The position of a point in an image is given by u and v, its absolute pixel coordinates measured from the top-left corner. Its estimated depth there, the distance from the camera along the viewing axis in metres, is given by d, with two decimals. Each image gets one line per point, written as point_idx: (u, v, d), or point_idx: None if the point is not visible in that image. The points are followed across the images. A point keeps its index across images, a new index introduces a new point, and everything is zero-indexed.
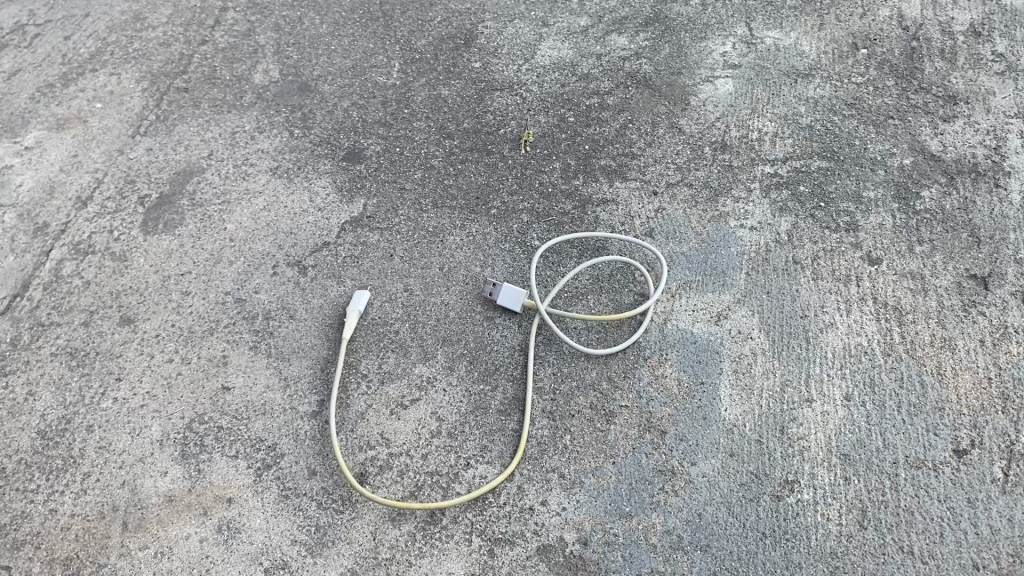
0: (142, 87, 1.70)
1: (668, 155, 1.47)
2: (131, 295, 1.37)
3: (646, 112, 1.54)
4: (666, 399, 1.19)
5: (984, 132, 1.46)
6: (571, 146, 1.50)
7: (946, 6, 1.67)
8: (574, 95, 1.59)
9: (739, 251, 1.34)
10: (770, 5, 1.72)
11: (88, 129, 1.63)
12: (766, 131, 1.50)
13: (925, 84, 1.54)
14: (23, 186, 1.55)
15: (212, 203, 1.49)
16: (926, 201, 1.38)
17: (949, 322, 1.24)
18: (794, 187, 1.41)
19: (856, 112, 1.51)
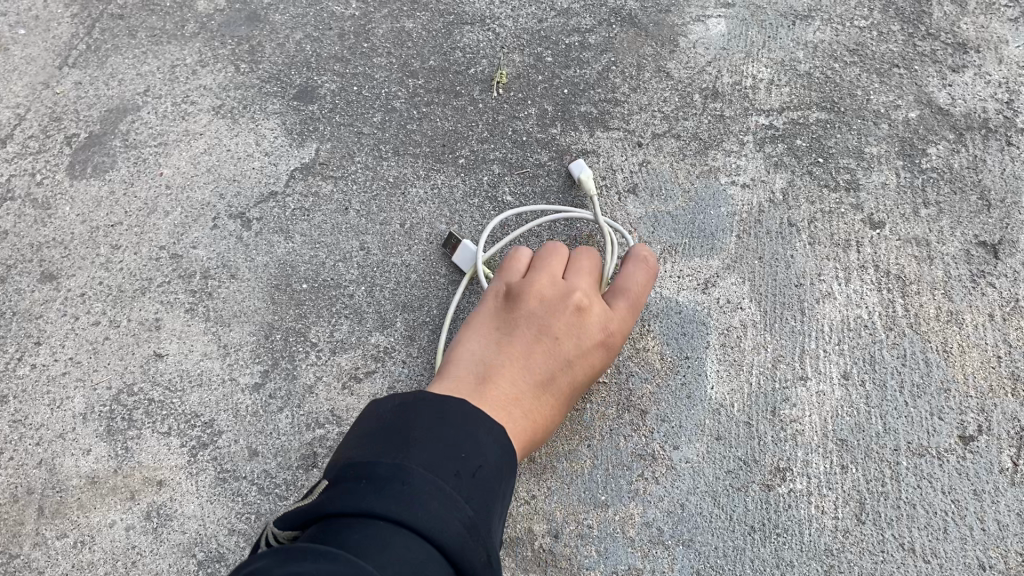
0: (71, 12, 1.52)
1: (653, 103, 1.34)
2: (53, 247, 1.23)
3: (631, 53, 1.40)
4: (648, 374, 1.08)
5: (995, 85, 1.34)
6: (548, 90, 1.36)
7: None
8: (552, 32, 1.44)
9: (728, 211, 1.22)
10: None
11: (9, 58, 1.47)
12: (761, 78, 1.37)
13: (934, 29, 1.42)
14: None
15: (148, 144, 1.34)
16: (933, 158, 1.27)
17: (956, 293, 1.14)
18: (790, 141, 1.29)
19: (859, 59, 1.38)
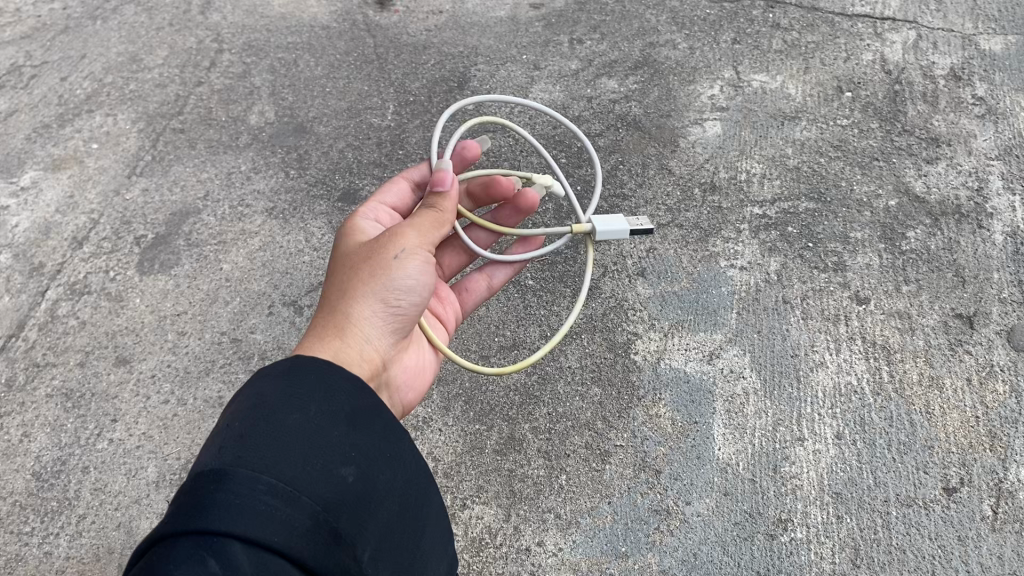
0: (138, 128, 1.72)
1: (658, 197, 1.50)
2: (126, 335, 1.38)
3: (636, 153, 1.57)
4: (661, 438, 1.21)
5: (966, 175, 1.50)
6: (563, 187, 1.53)
7: (926, 51, 1.72)
8: (566, 136, 1.61)
9: (729, 291, 1.36)
10: (756, 49, 1.75)
11: (84, 170, 1.65)
12: (754, 172, 1.52)
13: (909, 127, 1.58)
14: (19, 227, 1.57)
15: (209, 243, 1.50)
16: (911, 241, 1.41)
17: (936, 360, 1.26)
18: (783, 228, 1.44)
19: (843, 154, 1.54)
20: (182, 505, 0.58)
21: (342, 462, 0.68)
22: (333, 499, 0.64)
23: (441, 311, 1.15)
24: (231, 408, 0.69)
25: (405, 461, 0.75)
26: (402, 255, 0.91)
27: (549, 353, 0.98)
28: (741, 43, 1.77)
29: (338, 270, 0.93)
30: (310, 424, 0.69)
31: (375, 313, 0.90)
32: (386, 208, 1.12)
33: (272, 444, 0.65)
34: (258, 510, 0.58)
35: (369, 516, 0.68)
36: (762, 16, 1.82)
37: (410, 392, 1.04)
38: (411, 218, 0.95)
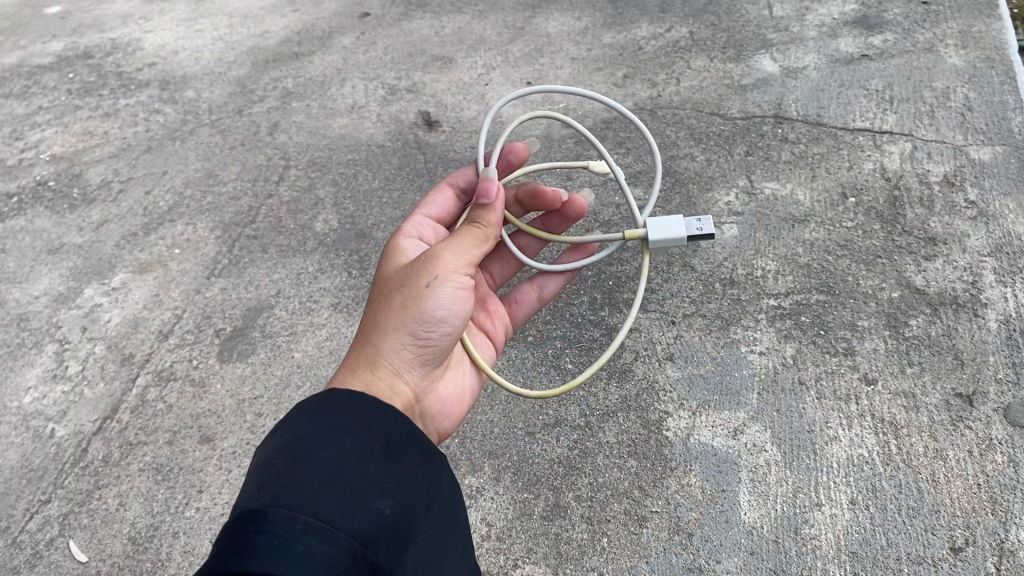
0: (216, 235, 1.93)
1: (683, 291, 1.67)
2: (209, 416, 1.55)
3: (662, 253, 1.76)
4: (692, 504, 1.34)
5: (961, 269, 1.66)
6: (597, 281, 1.71)
7: (922, 160, 1.91)
8: (597, 237, 1.81)
9: (750, 373, 1.52)
10: (767, 160, 1.95)
11: (168, 271, 1.85)
12: (769, 269, 1.70)
13: (908, 227, 1.76)
14: (111, 322, 1.76)
15: (281, 334, 1.68)
16: (914, 328, 1.56)
17: (940, 434, 1.40)
18: (796, 317, 1.60)
19: (849, 252, 1.72)
20: (228, 543, 0.70)
21: (378, 497, 0.79)
22: (369, 530, 0.75)
23: (493, 329, 1.36)
24: (279, 441, 0.82)
25: (430, 494, 0.86)
26: (433, 286, 1.06)
27: (590, 377, 1.16)
28: (753, 156, 1.97)
29: (375, 301, 1.10)
30: (342, 460, 0.80)
31: (403, 342, 1.06)
32: (430, 226, 1.31)
33: (308, 482, 0.75)
34: (294, 550, 0.68)
35: (405, 544, 0.79)
36: (771, 131, 2.03)
37: (449, 415, 1.19)
38: (446, 246, 1.09)
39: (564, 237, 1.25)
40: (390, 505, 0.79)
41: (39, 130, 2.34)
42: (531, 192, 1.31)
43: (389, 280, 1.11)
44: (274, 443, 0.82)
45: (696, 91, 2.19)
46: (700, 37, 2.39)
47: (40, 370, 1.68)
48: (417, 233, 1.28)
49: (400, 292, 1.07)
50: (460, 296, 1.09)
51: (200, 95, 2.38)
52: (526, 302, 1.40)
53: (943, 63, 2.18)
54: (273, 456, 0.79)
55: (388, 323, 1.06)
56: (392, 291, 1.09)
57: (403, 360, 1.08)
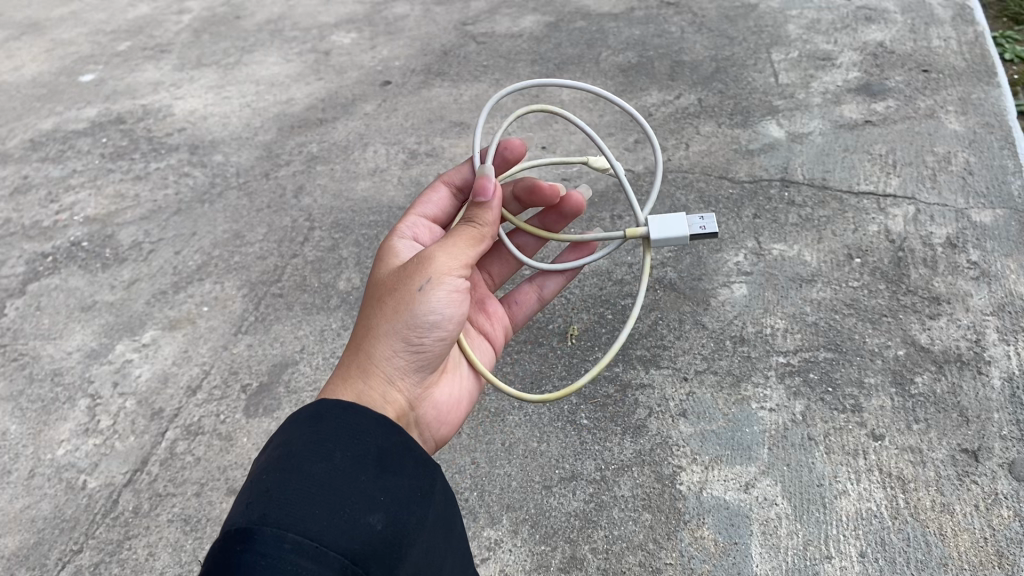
0: (243, 293, 2.00)
1: (694, 348, 1.73)
2: (236, 468, 1.60)
3: (673, 311, 1.82)
4: (705, 556, 1.38)
5: (965, 328, 1.71)
6: (610, 339, 1.78)
7: (925, 222, 1.97)
8: (611, 295, 1.88)
9: (760, 429, 1.56)
10: (775, 222, 2.02)
11: (197, 328, 1.92)
12: (778, 327, 1.75)
13: (912, 287, 1.82)
14: (142, 377, 1.82)
15: (305, 388, 1.74)
16: (919, 385, 1.61)
17: (947, 488, 1.44)
18: (805, 375, 1.65)
19: (855, 311, 1.77)
20: (219, 561, 0.73)
21: (369, 512, 0.82)
22: (358, 546, 0.78)
23: (491, 332, 1.43)
24: (271, 452, 0.85)
25: (423, 504, 0.90)
26: (423, 291, 1.09)
27: (592, 378, 1.18)
28: (761, 217, 2.04)
29: (367, 306, 1.14)
30: (337, 471, 0.83)
31: (397, 348, 1.10)
32: (427, 228, 1.36)
33: (299, 496, 0.78)
34: (281, 570, 0.72)
35: (395, 557, 0.82)
36: (778, 194, 2.11)
37: (445, 419, 1.24)
38: (437, 251, 1.12)
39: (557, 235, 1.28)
40: (379, 519, 0.82)
41: (73, 192, 2.44)
42: (527, 187, 1.35)
43: (382, 284, 1.15)
44: (267, 453, 0.85)
45: (705, 155, 2.28)
46: (708, 104, 2.48)
47: (73, 423, 1.74)
48: (412, 234, 1.33)
49: (391, 298, 1.10)
50: (454, 300, 1.12)
51: (228, 158, 2.48)
52: (526, 303, 1.48)
53: (944, 128, 2.26)
54: (265, 468, 0.82)
55: (379, 328, 1.09)
56: (383, 297, 1.12)
57: (396, 367, 1.11)
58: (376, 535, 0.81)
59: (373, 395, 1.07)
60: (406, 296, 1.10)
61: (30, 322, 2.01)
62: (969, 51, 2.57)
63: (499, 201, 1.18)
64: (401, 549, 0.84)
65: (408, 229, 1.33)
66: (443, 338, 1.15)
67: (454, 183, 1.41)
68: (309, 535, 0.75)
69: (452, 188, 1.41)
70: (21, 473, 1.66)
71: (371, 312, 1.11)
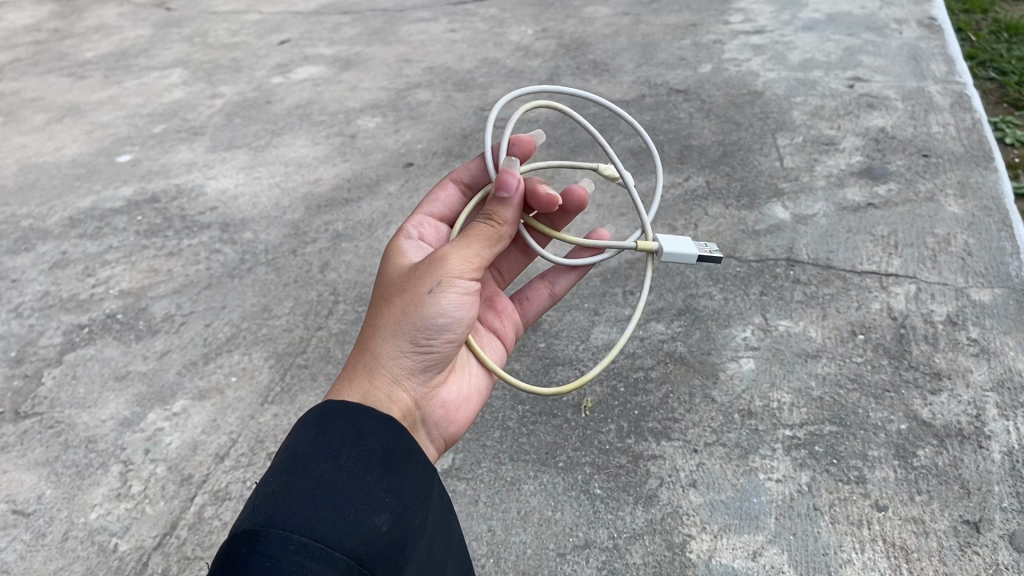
0: (270, 364, 2.09)
1: (704, 420, 1.80)
2: None
3: (683, 383, 1.89)
4: None
5: (965, 403, 1.77)
6: (623, 411, 1.85)
7: (926, 300, 2.05)
8: (623, 369, 1.96)
9: (767, 499, 1.62)
10: (781, 299, 2.10)
11: (225, 397, 2.01)
12: (784, 400, 1.82)
13: (914, 362, 1.88)
14: (172, 444, 1.90)
15: None
16: (921, 457, 1.67)
17: (949, 558, 1.48)
18: (810, 447, 1.71)
19: (859, 385, 1.84)
20: (230, 556, 0.84)
21: (372, 515, 0.92)
22: (359, 545, 0.88)
23: (505, 331, 1.59)
24: (281, 456, 0.96)
25: (423, 505, 1.00)
26: (431, 295, 1.22)
27: (602, 372, 1.33)
28: (767, 295, 2.13)
29: (376, 308, 1.26)
30: (341, 474, 0.94)
31: (405, 345, 1.22)
32: (434, 227, 1.53)
33: (305, 499, 0.89)
34: (287, 564, 0.82)
35: (398, 556, 0.92)
36: (784, 272, 2.19)
37: (456, 411, 1.36)
38: (445, 256, 1.24)
39: (561, 232, 1.40)
40: (380, 521, 0.92)
41: (109, 267, 2.55)
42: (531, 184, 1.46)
43: (392, 287, 1.27)
44: (279, 458, 0.96)
45: (713, 235, 2.37)
46: (717, 186, 2.59)
47: (105, 488, 1.82)
48: (420, 232, 1.50)
49: (400, 302, 1.23)
50: (462, 302, 1.24)
51: (257, 235, 2.60)
52: (538, 299, 1.63)
53: (944, 211, 2.35)
54: (274, 474, 0.93)
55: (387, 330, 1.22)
56: (392, 300, 1.24)
57: (405, 363, 1.24)
58: (376, 534, 0.91)
59: (381, 392, 1.20)
60: (415, 300, 1.22)
61: (66, 391, 2.10)
62: (968, 137, 2.68)
63: (519, 196, 1.26)
64: (403, 549, 0.94)
65: (415, 229, 1.49)
66: (451, 337, 1.27)
67: (462, 181, 1.58)
68: (312, 536, 0.85)
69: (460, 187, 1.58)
70: (55, 536, 1.73)
71: (381, 314, 1.24)
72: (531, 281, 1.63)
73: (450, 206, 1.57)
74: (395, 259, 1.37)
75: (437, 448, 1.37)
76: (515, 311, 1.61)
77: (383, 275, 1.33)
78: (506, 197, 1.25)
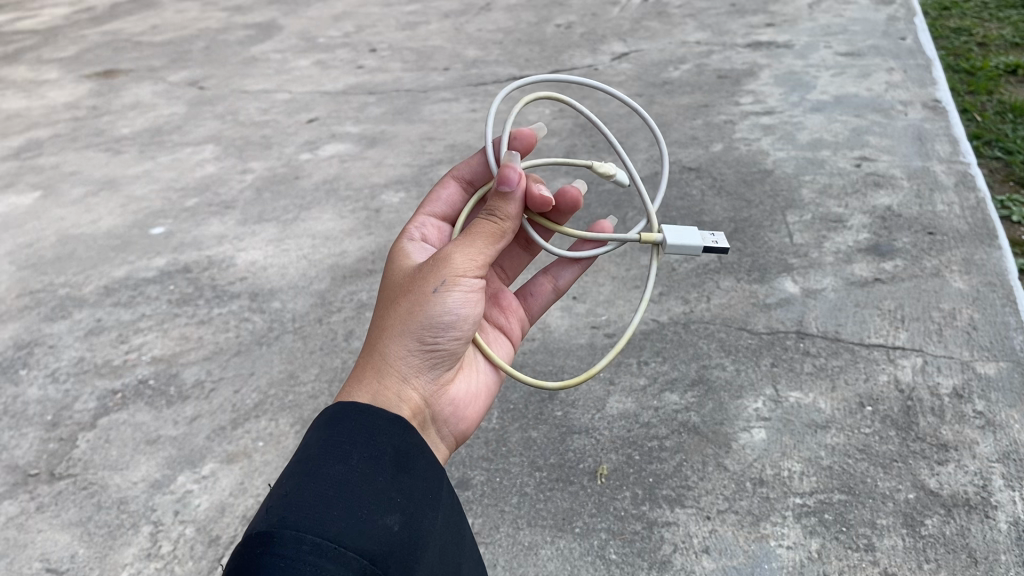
0: (295, 429, 2.16)
1: (716, 487, 1.85)
2: None
3: (696, 452, 1.95)
4: None
5: (972, 473, 1.82)
6: (638, 478, 1.91)
7: (932, 373, 2.11)
8: (638, 437, 2.02)
9: (778, 566, 1.67)
10: (791, 371, 2.17)
11: (253, 460, 2.08)
12: (794, 469, 1.88)
13: (921, 433, 1.94)
14: (200, 506, 1.97)
15: None
16: (929, 526, 1.71)
17: None
18: (820, 514, 1.76)
19: (867, 455, 1.90)
20: (249, 553, 0.91)
21: (382, 514, 1.00)
22: (371, 541, 0.96)
23: (513, 327, 1.72)
24: (294, 461, 1.04)
25: (427, 507, 1.09)
26: (438, 296, 1.32)
27: (610, 363, 1.45)
28: (777, 367, 2.19)
29: (383, 313, 1.35)
30: (351, 477, 1.02)
31: (414, 344, 1.32)
32: (437, 226, 1.66)
33: (319, 500, 0.97)
34: (305, 558, 0.89)
35: (407, 553, 1.01)
36: (794, 345, 2.26)
37: (467, 409, 1.46)
38: (448, 259, 1.33)
39: (563, 226, 1.52)
40: (389, 519, 1.01)
41: (142, 334, 2.65)
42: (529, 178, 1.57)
43: (397, 292, 1.36)
44: (292, 463, 1.04)
45: (725, 308, 2.45)
46: (728, 260, 2.68)
47: (136, 549, 1.88)
48: (422, 232, 1.62)
49: (407, 306, 1.32)
50: (466, 298, 1.35)
51: (285, 305, 2.70)
52: (542, 294, 1.76)
53: (949, 286, 2.43)
54: (288, 477, 1.01)
55: (396, 332, 1.31)
56: (399, 304, 1.33)
57: (415, 362, 1.33)
58: (385, 531, 0.99)
59: (393, 391, 1.29)
60: (421, 302, 1.31)
61: (99, 454, 2.18)
62: (971, 215, 2.77)
63: (521, 190, 1.36)
64: (411, 545, 1.02)
65: (419, 230, 1.62)
66: (457, 334, 1.37)
67: (463, 178, 1.71)
68: (325, 536, 0.92)
69: (461, 183, 1.71)
70: None
71: (389, 318, 1.33)
72: (535, 278, 1.76)
73: (451, 205, 1.70)
74: (396, 267, 1.45)
75: (450, 446, 1.46)
76: (521, 308, 1.75)
77: (385, 283, 1.42)
78: (508, 192, 1.35)
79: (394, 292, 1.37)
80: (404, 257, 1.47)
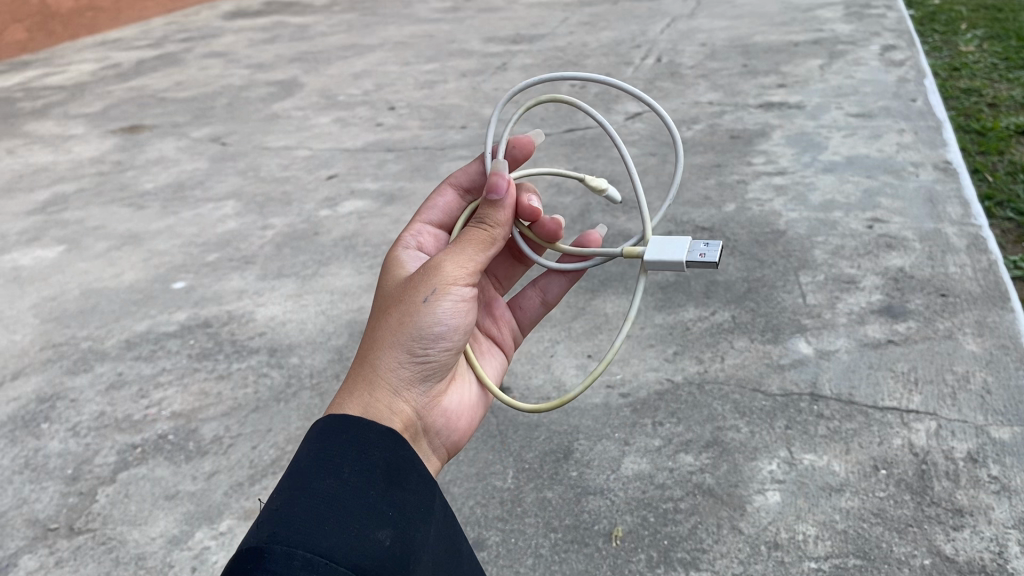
0: None
1: (731, 551, 1.86)
2: None
3: (711, 515, 1.96)
4: None
5: (988, 539, 1.83)
6: (653, 540, 1.92)
7: (946, 436, 2.12)
8: (653, 498, 2.03)
9: None
10: (805, 433, 2.18)
11: None
12: (809, 532, 1.89)
13: (936, 498, 1.94)
14: (218, 563, 1.99)
15: None
16: None
17: None
18: None
19: (882, 519, 1.90)
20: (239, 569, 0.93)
21: (372, 530, 1.01)
22: (362, 558, 0.97)
23: (503, 335, 1.76)
24: (286, 473, 1.05)
25: (422, 514, 1.09)
26: (428, 303, 1.33)
27: (591, 381, 1.40)
28: (791, 428, 2.20)
29: (373, 325, 1.35)
30: (342, 487, 1.03)
31: (404, 355, 1.32)
32: (433, 233, 1.66)
33: (310, 516, 0.98)
34: None
35: (399, 568, 1.01)
36: (808, 407, 2.28)
37: (459, 422, 1.47)
38: (439, 268, 1.35)
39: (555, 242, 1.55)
40: (380, 534, 1.01)
41: (162, 388, 2.69)
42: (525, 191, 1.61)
43: (386, 304, 1.36)
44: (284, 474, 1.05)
45: (740, 368, 2.47)
46: (742, 320, 2.71)
47: None
48: (418, 241, 1.62)
49: (397, 316, 1.33)
50: (457, 308, 1.35)
51: (303, 360, 2.74)
52: (532, 306, 1.79)
53: (962, 349, 2.44)
54: (279, 491, 1.02)
55: (386, 342, 1.31)
56: (389, 315, 1.34)
57: (405, 373, 1.33)
58: (375, 546, 1.00)
59: (384, 402, 1.29)
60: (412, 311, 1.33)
61: (118, 508, 2.21)
62: (984, 278, 2.79)
63: (510, 199, 1.42)
64: (403, 559, 1.02)
65: (415, 238, 1.62)
66: (447, 346, 1.37)
67: (460, 185, 1.69)
68: (316, 552, 0.94)
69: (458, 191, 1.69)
70: None
71: (379, 329, 1.33)
72: (525, 291, 1.79)
73: (447, 212, 1.69)
74: (386, 281, 1.46)
75: (440, 459, 1.47)
76: (512, 318, 1.78)
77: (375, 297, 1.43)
78: (497, 199, 1.41)
79: (383, 304, 1.37)
80: (395, 271, 1.49)
